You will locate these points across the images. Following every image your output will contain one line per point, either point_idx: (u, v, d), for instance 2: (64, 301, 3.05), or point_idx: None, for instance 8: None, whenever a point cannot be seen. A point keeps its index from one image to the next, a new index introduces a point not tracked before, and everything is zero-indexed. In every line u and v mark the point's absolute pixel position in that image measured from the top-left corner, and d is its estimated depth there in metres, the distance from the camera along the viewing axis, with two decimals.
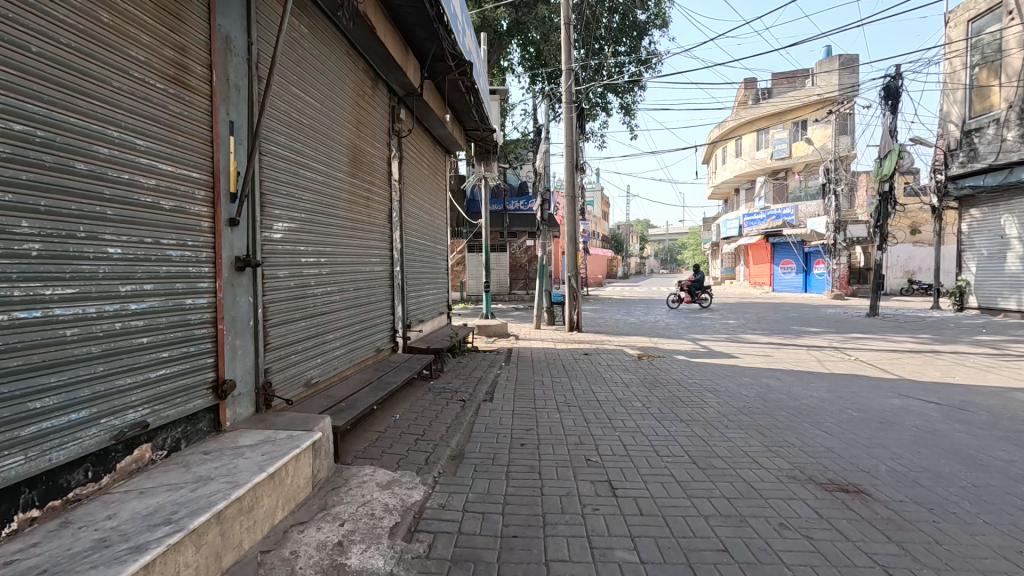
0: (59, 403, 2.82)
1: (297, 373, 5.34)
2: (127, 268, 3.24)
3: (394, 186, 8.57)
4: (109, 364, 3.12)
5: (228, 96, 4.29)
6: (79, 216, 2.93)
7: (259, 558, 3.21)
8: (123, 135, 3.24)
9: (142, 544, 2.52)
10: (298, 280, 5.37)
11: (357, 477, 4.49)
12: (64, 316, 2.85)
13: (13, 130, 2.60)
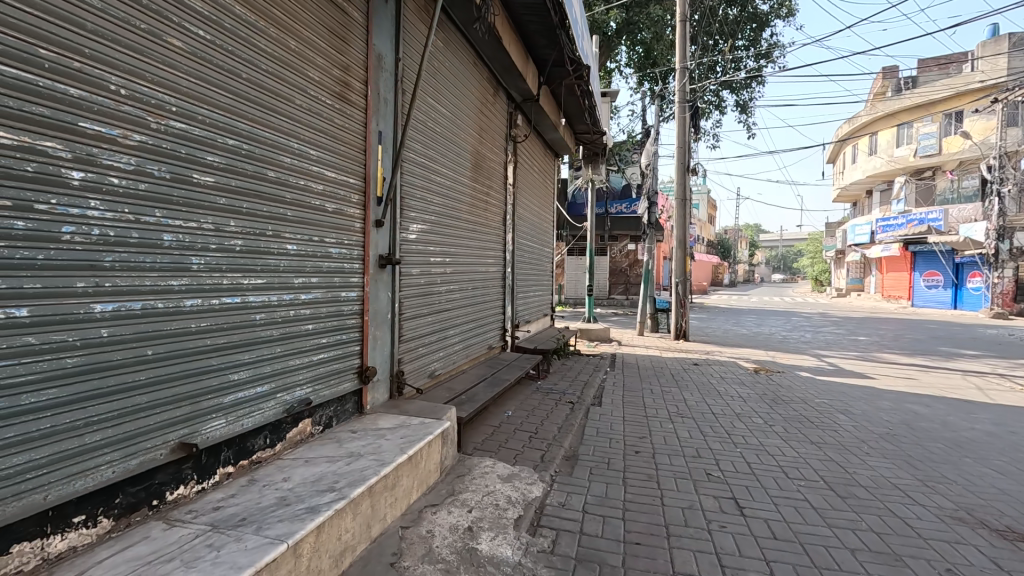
0: (249, 376, 3.28)
1: (424, 365, 5.72)
2: (299, 263, 3.70)
3: (509, 190, 8.85)
4: (284, 346, 3.59)
5: (379, 109, 4.72)
6: (269, 217, 3.41)
7: (400, 532, 3.50)
8: (301, 147, 3.71)
9: (315, 506, 2.87)
10: (427, 278, 5.75)
11: (479, 468, 4.71)
12: (256, 302, 3.32)
13: (227, 144, 3.06)
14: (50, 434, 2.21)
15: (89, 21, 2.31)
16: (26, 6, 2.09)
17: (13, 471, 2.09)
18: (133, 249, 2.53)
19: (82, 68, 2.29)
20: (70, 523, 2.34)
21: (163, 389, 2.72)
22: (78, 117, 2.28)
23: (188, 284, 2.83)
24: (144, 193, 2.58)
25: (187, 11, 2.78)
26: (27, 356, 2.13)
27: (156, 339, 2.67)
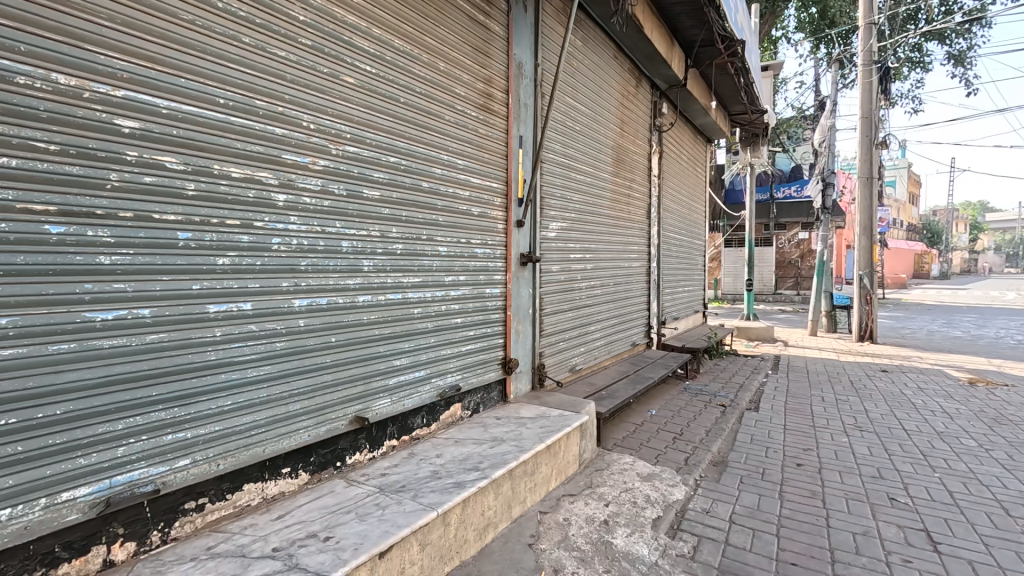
0: (408, 362, 3.76)
1: (565, 359, 5.88)
2: (449, 263, 4.11)
3: (653, 182, 8.55)
4: (438, 337, 4.03)
5: (519, 115, 4.97)
6: (424, 223, 3.85)
7: (539, 517, 3.69)
8: (450, 158, 4.10)
9: (461, 482, 3.19)
10: (567, 275, 5.88)
11: (619, 464, 4.71)
12: (414, 298, 3.78)
13: (390, 162, 3.54)
14: (265, 402, 2.82)
15: (286, 72, 2.86)
16: (246, 67, 2.66)
17: (242, 429, 2.71)
18: (320, 255, 3.09)
19: (283, 111, 2.85)
20: (280, 472, 2.96)
21: (343, 371, 3.26)
22: (281, 151, 2.85)
23: (361, 283, 3.35)
24: (328, 209, 3.12)
25: (357, 52, 3.27)
26: (250, 341, 2.73)
27: (338, 328, 3.22)
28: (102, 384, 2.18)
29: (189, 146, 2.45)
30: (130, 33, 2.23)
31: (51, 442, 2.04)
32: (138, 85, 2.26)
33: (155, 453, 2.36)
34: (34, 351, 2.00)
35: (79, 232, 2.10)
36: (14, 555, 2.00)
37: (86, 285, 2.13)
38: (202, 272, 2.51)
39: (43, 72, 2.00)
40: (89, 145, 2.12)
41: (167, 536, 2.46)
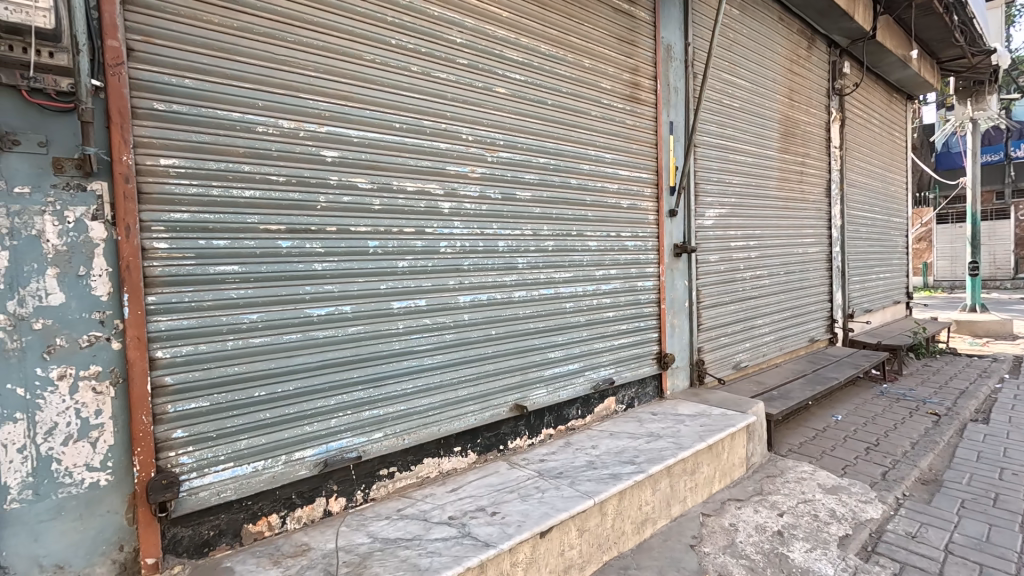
0: (562, 355, 3.88)
1: (728, 355, 5.48)
2: (600, 257, 4.14)
3: (834, 154, 7.45)
4: (590, 331, 4.08)
5: (669, 100, 4.77)
6: (574, 218, 3.94)
7: (701, 518, 3.53)
8: (598, 153, 4.11)
9: (618, 474, 3.21)
10: (728, 265, 5.47)
11: (795, 472, 4.25)
12: (566, 293, 3.90)
13: (539, 163, 3.70)
14: (439, 387, 3.18)
15: (448, 92, 3.18)
16: (416, 93, 3.03)
17: (421, 409, 3.10)
18: (480, 255, 3.38)
19: (446, 127, 3.17)
20: (453, 450, 3.31)
21: (503, 361, 3.52)
22: (445, 163, 3.18)
23: (516, 279, 3.57)
24: (486, 212, 3.40)
25: (507, 62, 3.48)
26: (426, 333, 3.12)
27: (498, 322, 3.48)
28: (319, 367, 2.70)
29: (374, 167, 2.88)
30: (330, 78, 2.69)
31: (287, 412, 2.59)
32: (336, 120, 2.72)
33: (357, 425, 2.83)
34: (274, 339, 2.55)
35: (300, 245, 2.62)
36: (267, 496, 2.59)
37: (305, 287, 2.64)
38: (386, 274, 2.94)
39: (273, 119, 2.53)
40: (305, 174, 2.64)
41: (367, 496, 2.93)
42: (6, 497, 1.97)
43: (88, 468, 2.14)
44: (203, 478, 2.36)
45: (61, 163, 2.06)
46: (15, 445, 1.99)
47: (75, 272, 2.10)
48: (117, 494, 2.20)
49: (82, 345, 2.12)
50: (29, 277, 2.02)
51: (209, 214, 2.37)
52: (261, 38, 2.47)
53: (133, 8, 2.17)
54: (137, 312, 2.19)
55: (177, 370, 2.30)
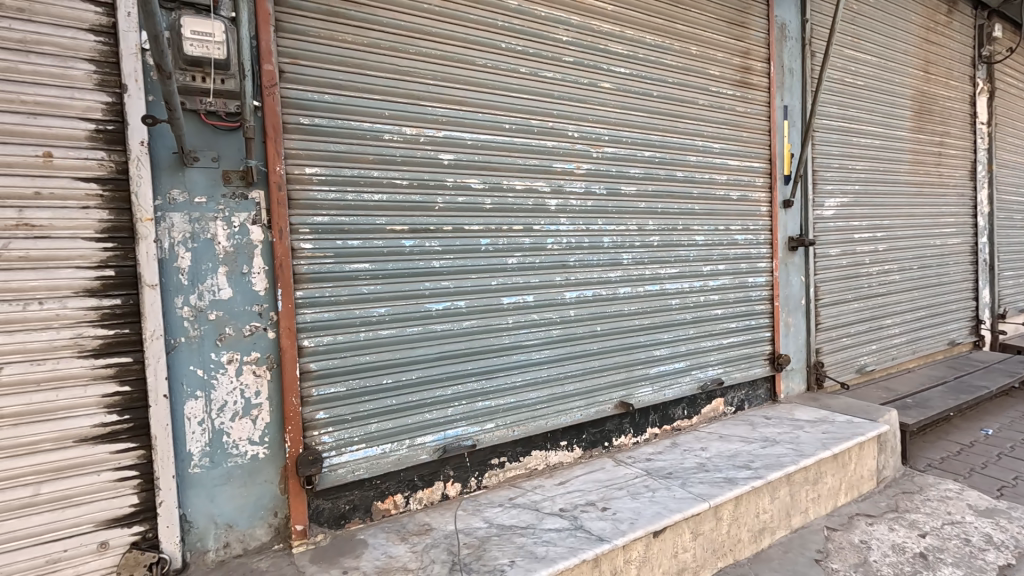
0: (668, 353, 3.78)
1: (850, 357, 5.02)
2: (708, 252, 3.97)
3: (981, 131, 6.52)
4: (696, 328, 3.93)
5: (783, 82, 4.45)
6: (680, 212, 3.81)
7: (826, 532, 3.27)
8: (706, 143, 3.94)
9: (733, 479, 3.06)
10: (850, 259, 5.00)
11: (937, 490, 3.80)
12: (672, 289, 3.79)
13: (645, 156, 3.62)
14: (546, 381, 3.24)
15: (554, 90, 3.21)
16: (524, 93, 3.10)
17: (530, 403, 3.18)
18: (586, 251, 3.38)
19: (553, 126, 3.21)
20: (560, 445, 3.35)
21: (608, 357, 3.50)
22: (552, 161, 3.22)
23: (621, 275, 3.53)
24: (592, 208, 3.39)
25: (613, 56, 3.44)
26: (534, 328, 3.18)
27: (603, 318, 3.46)
28: (437, 358, 2.86)
29: (485, 168, 2.98)
30: (447, 85, 2.84)
31: (410, 399, 2.77)
32: (453, 125, 2.86)
33: (471, 415, 2.97)
34: (399, 332, 2.74)
35: (420, 244, 2.79)
36: (393, 477, 2.79)
37: (425, 283, 2.81)
38: (497, 270, 3.04)
39: (398, 127, 2.71)
40: (425, 177, 2.80)
41: (480, 483, 3.06)
42: (191, 462, 2.32)
43: (250, 442, 2.44)
44: (340, 456, 2.60)
45: (229, 175, 2.37)
46: (197, 418, 2.33)
47: (240, 270, 2.41)
48: (273, 466, 2.49)
49: (246, 334, 2.42)
50: (206, 274, 2.34)
51: (344, 217, 2.60)
52: (387, 52, 2.66)
53: (284, 34, 2.43)
54: (289, 305, 2.46)
55: (319, 357, 2.56)
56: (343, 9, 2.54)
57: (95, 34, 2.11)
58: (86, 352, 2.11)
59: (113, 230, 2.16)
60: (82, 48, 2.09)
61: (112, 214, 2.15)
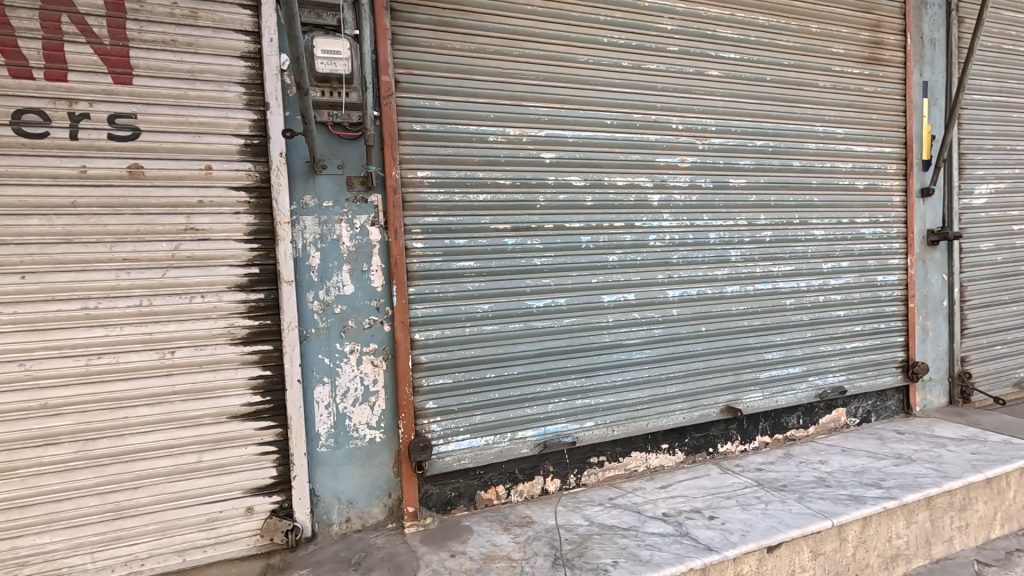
0: (781, 356, 3.52)
1: (1006, 368, 4.34)
2: (828, 247, 3.63)
3: None
4: (814, 331, 3.61)
5: (922, 55, 3.94)
6: (796, 205, 3.53)
7: (977, 566, 2.86)
8: (827, 128, 3.60)
9: (860, 497, 2.79)
10: (1007, 253, 4.32)
11: None
12: (786, 288, 3.52)
13: (757, 146, 3.39)
14: (647, 382, 3.16)
15: (658, 82, 3.12)
16: (627, 87, 3.04)
17: (630, 402, 3.12)
18: (690, 248, 3.24)
19: (657, 119, 3.12)
20: (661, 447, 3.25)
21: (714, 359, 3.33)
22: (655, 155, 3.13)
23: (729, 273, 3.34)
24: (697, 203, 3.24)
25: (721, 42, 3.26)
26: (635, 327, 3.12)
27: (708, 318, 3.30)
28: (538, 355, 2.90)
29: (587, 165, 2.97)
30: (549, 84, 2.86)
31: (512, 394, 2.84)
32: (555, 124, 2.88)
33: (571, 412, 2.98)
34: (502, 327, 2.82)
35: (522, 241, 2.84)
36: (495, 468, 2.88)
37: (526, 281, 2.86)
38: (597, 268, 3.01)
39: (502, 128, 2.79)
40: (528, 176, 2.84)
41: (580, 480, 3.06)
42: (319, 442, 2.56)
43: (368, 427, 2.64)
44: (447, 445, 2.73)
45: (352, 180, 2.58)
46: (324, 402, 2.57)
47: (361, 268, 2.61)
48: (388, 450, 2.68)
49: (365, 327, 2.62)
50: (333, 271, 2.57)
51: (452, 217, 2.72)
52: (493, 56, 2.74)
53: (400, 47, 2.60)
54: (402, 300, 2.63)
55: (429, 350, 2.70)
56: (453, 18, 2.66)
57: (244, 60, 2.40)
58: (236, 340, 2.41)
59: (258, 233, 2.44)
60: (234, 73, 2.38)
61: (257, 218, 2.44)
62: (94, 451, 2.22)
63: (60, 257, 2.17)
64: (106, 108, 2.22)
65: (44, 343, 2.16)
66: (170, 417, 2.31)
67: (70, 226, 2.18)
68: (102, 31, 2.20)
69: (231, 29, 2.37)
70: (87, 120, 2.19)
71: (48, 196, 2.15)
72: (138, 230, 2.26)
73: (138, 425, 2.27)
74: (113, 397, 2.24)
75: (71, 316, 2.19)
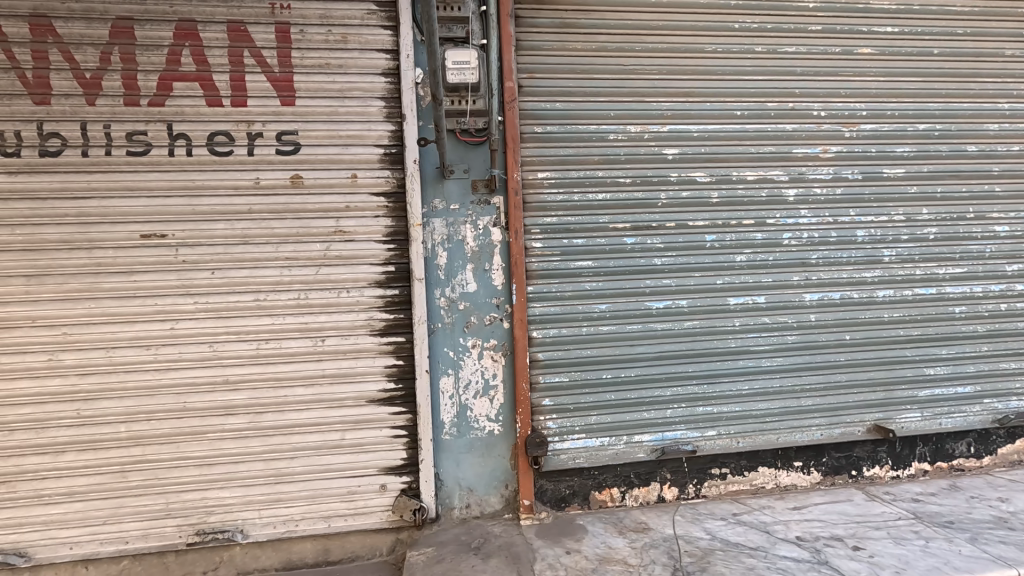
0: (947, 373, 3.04)
1: None
2: (1014, 246, 3.06)
3: None
4: (993, 345, 3.07)
5: None
6: (970, 197, 3.02)
7: None
8: (1015, 104, 3.03)
9: None
10: None
11: None
12: (955, 294, 3.03)
13: (919, 130, 2.96)
14: (778, 392, 2.91)
15: (797, 66, 2.85)
16: (760, 74, 2.82)
17: (758, 413, 2.90)
18: (832, 247, 2.93)
19: (795, 106, 2.86)
20: (793, 465, 2.98)
21: (860, 372, 2.97)
22: (792, 146, 2.87)
23: (881, 275, 2.96)
24: (842, 197, 2.92)
25: (876, 15, 2.89)
26: (765, 332, 2.89)
27: (854, 326, 2.96)
28: (657, 358, 2.81)
29: (714, 159, 2.81)
30: (673, 78, 2.76)
31: (629, 396, 2.79)
32: (679, 119, 2.77)
33: (692, 419, 2.85)
34: (620, 328, 2.78)
35: (642, 241, 2.78)
36: (610, 470, 2.84)
37: (646, 281, 2.79)
38: (723, 268, 2.85)
39: (623, 126, 2.74)
40: (649, 174, 2.77)
41: (700, 492, 2.91)
42: (443, 429, 2.73)
43: (488, 419, 2.76)
44: (563, 443, 2.76)
45: (477, 184, 2.70)
46: (449, 393, 2.73)
47: (484, 267, 2.73)
48: (505, 443, 2.78)
49: (486, 323, 2.74)
50: (458, 270, 2.72)
51: (571, 217, 2.74)
52: (615, 54, 2.72)
53: (523, 52, 2.67)
54: (522, 299, 2.71)
55: (546, 348, 2.75)
56: (575, 19, 2.68)
57: (385, 76, 2.63)
58: (374, 331, 2.66)
59: (394, 234, 2.66)
60: (376, 89, 2.62)
61: (393, 220, 2.66)
62: (262, 423, 2.58)
63: (240, 256, 2.55)
64: (275, 127, 2.57)
65: (226, 328, 2.56)
66: (321, 397, 2.62)
67: (247, 229, 2.55)
68: (273, 60, 2.54)
69: (374, 49, 2.61)
70: (260, 139, 2.56)
71: (232, 204, 2.54)
72: (298, 232, 2.59)
73: (295, 402, 2.61)
74: (277, 377, 2.59)
75: (247, 306, 2.56)
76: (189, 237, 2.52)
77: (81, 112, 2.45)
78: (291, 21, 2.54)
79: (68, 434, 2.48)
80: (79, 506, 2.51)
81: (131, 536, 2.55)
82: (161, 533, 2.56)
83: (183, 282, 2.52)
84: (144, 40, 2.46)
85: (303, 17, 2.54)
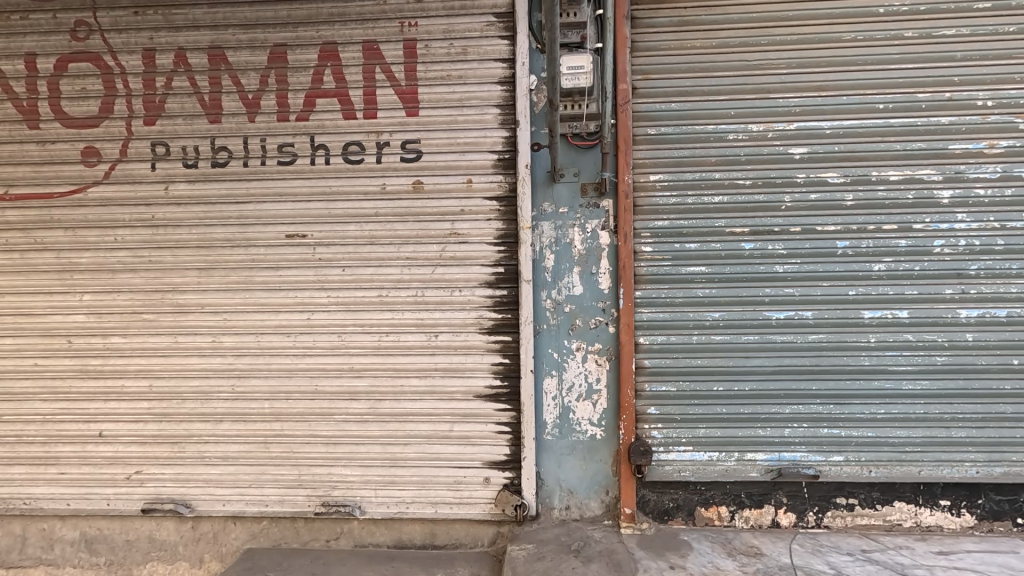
0: None
1: None
2: None
3: None
4: None
5: None
6: None
7: None
8: None
9: None
10: None
11: None
12: None
13: None
14: (923, 420, 2.58)
15: (958, 50, 2.51)
16: (909, 62, 2.53)
17: (896, 441, 2.59)
18: (998, 256, 2.54)
19: (953, 95, 2.52)
20: (938, 503, 2.62)
21: None
22: (948, 142, 2.53)
23: None
24: (1012, 198, 2.52)
25: None
26: (907, 351, 2.58)
27: None
28: (776, 371, 2.62)
29: (850, 158, 2.57)
30: (804, 71, 2.57)
31: (743, 411, 2.63)
32: (809, 115, 2.57)
33: (814, 441, 2.62)
34: (734, 338, 2.63)
35: (763, 246, 2.61)
36: (718, 487, 2.70)
37: (766, 289, 2.61)
38: (858, 278, 2.58)
39: (744, 125, 2.60)
40: (773, 175, 2.59)
41: (821, 521, 2.66)
42: (546, 429, 2.78)
43: (590, 423, 2.75)
44: (668, 454, 2.67)
45: (586, 187, 2.71)
46: (552, 393, 2.76)
47: (590, 270, 2.73)
48: (608, 448, 2.75)
49: (591, 326, 2.73)
50: (564, 272, 2.74)
51: (684, 220, 2.65)
52: (738, 49, 2.59)
53: (638, 53, 2.64)
54: (629, 303, 2.67)
55: (653, 355, 2.69)
56: (695, 16, 2.60)
57: (502, 84, 2.73)
58: (483, 329, 2.77)
59: (505, 236, 2.75)
60: (493, 97, 2.73)
61: (505, 223, 2.75)
62: (380, 409, 2.80)
63: (367, 254, 2.79)
64: (401, 136, 2.77)
65: (354, 320, 2.81)
66: (432, 389, 2.78)
67: (373, 231, 2.79)
68: (401, 75, 2.75)
69: (491, 59, 2.72)
70: (388, 148, 2.78)
71: (361, 208, 2.79)
72: (417, 234, 2.77)
73: (410, 392, 2.79)
74: (395, 368, 2.80)
75: (371, 300, 2.80)
76: (325, 237, 2.81)
77: (244, 128, 2.83)
78: (418, 37, 2.72)
79: (224, 405, 2.88)
80: (231, 469, 2.89)
81: (270, 500, 2.88)
82: (294, 501, 2.87)
83: (319, 277, 2.82)
84: (295, 63, 2.78)
85: (428, 33, 2.72)
